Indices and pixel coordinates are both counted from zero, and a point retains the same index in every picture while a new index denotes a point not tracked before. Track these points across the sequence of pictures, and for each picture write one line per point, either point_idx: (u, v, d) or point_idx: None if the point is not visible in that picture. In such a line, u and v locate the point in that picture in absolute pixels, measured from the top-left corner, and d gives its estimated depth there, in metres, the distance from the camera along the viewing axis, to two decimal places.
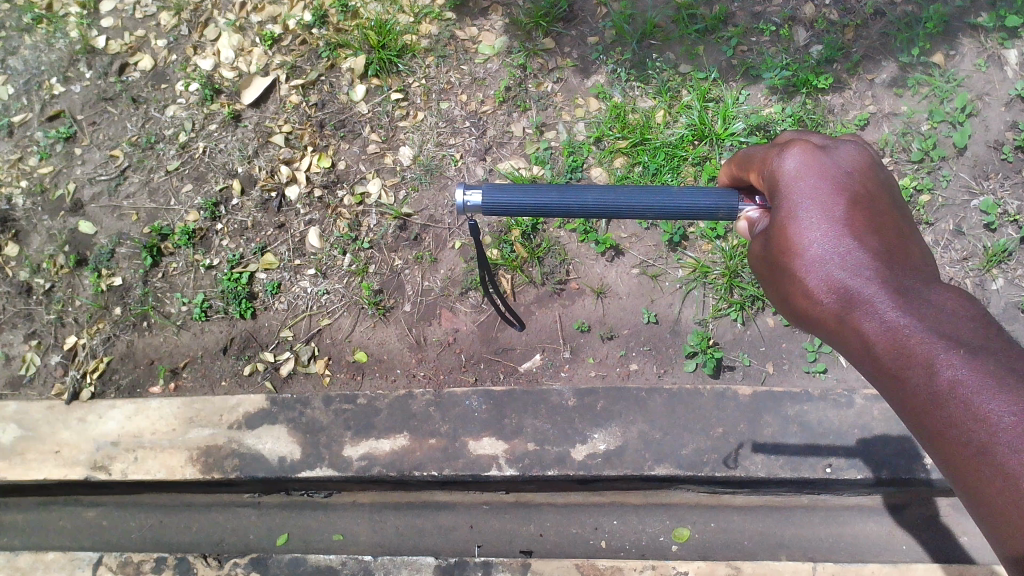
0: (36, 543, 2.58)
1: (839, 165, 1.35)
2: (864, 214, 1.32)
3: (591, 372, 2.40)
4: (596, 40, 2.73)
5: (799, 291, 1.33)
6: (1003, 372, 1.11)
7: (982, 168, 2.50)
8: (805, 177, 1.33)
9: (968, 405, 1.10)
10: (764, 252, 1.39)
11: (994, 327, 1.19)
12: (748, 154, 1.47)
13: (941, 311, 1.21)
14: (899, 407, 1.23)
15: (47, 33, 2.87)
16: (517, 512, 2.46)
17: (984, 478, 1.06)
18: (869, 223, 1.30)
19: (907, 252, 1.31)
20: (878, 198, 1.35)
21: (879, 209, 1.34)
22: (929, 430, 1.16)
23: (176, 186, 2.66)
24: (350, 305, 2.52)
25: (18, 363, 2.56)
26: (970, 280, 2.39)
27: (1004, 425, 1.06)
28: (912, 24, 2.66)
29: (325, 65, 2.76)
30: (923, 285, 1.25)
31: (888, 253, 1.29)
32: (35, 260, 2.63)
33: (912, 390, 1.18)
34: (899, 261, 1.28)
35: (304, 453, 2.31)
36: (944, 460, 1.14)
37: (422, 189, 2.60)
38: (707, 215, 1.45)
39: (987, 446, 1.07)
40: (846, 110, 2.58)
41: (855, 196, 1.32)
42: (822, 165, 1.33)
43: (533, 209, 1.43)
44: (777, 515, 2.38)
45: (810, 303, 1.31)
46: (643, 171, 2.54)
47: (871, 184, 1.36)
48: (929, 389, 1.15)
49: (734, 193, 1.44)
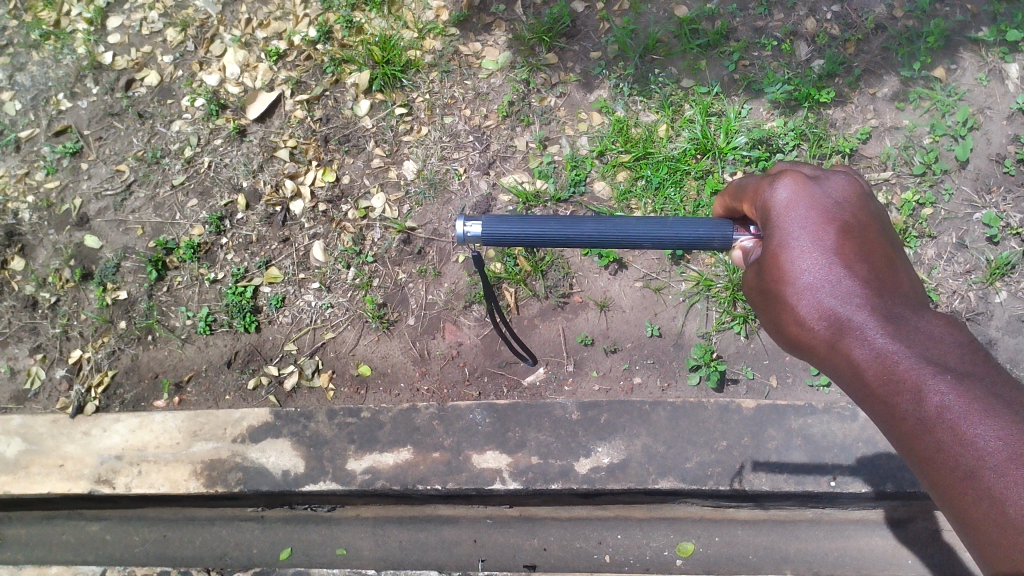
0: (40, 557, 2.58)
1: (831, 195, 1.36)
2: (855, 242, 1.32)
3: (595, 386, 2.40)
4: (599, 55, 2.74)
5: (790, 318, 1.34)
6: (990, 398, 1.12)
7: (984, 182, 2.51)
8: (797, 206, 1.34)
9: (955, 430, 1.11)
10: (757, 280, 1.40)
11: (981, 353, 1.21)
12: (741, 184, 1.49)
13: (930, 338, 1.22)
14: (890, 433, 1.23)
15: (54, 49, 2.90)
16: (521, 526, 2.46)
17: (972, 502, 1.07)
18: (859, 250, 1.31)
19: (897, 280, 1.32)
20: (869, 226, 1.36)
21: (871, 238, 1.35)
22: (920, 455, 1.16)
23: (182, 201, 2.68)
24: (354, 319, 2.52)
25: (23, 377, 2.57)
26: (973, 293, 2.39)
27: (989, 449, 1.07)
28: (914, 38, 2.67)
29: (329, 80, 2.78)
30: (911, 313, 1.26)
31: (879, 280, 1.29)
32: (41, 274, 2.65)
33: (902, 416, 1.18)
34: (889, 288, 1.29)
35: (308, 466, 2.31)
36: (934, 485, 1.15)
37: (426, 203, 2.62)
38: (702, 245, 1.47)
39: (975, 470, 1.07)
40: (847, 124, 2.59)
41: (847, 224, 1.33)
42: (813, 195, 1.34)
43: (534, 239, 1.41)
44: (782, 529, 2.37)
45: (802, 330, 1.32)
46: (646, 185, 2.55)
47: (862, 212, 1.38)
48: (918, 414, 1.16)
49: (728, 224, 1.47)
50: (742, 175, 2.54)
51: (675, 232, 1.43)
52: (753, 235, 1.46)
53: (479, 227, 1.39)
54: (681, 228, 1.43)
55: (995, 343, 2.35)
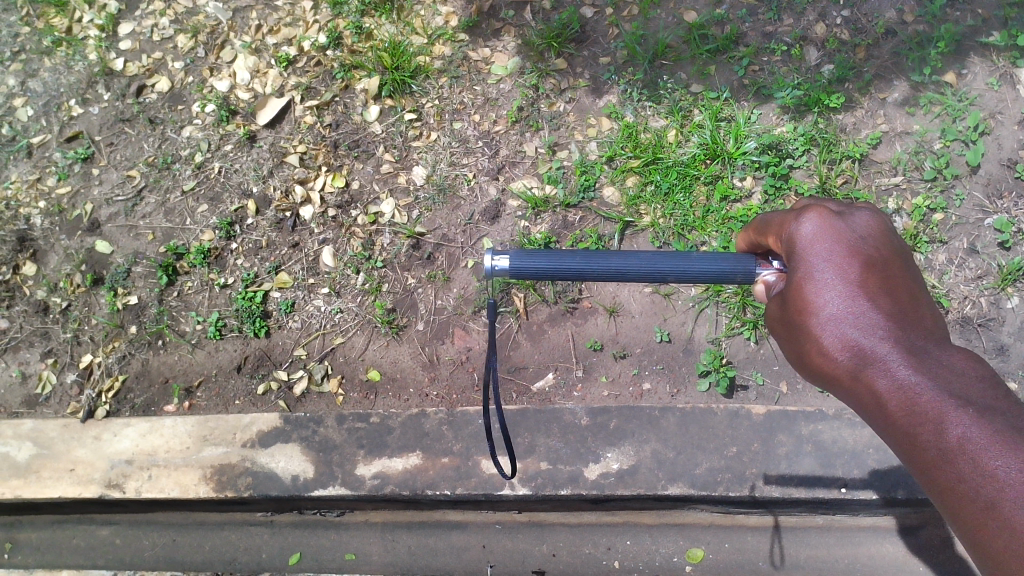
0: (51, 561, 2.59)
1: (855, 228, 1.37)
2: (879, 275, 1.34)
3: (604, 391, 2.40)
4: (608, 61, 2.75)
5: (812, 348, 1.34)
6: (1010, 434, 1.16)
7: (995, 187, 2.50)
8: (823, 239, 1.35)
9: (977, 464, 1.15)
10: (779, 310, 1.42)
11: (1001, 388, 1.24)
12: (766, 219, 1.50)
13: (951, 372, 1.25)
14: (908, 462, 1.25)
15: (66, 56, 2.92)
16: (530, 532, 2.45)
17: (992, 533, 1.11)
18: (883, 284, 1.33)
19: (918, 312, 1.34)
20: (891, 259, 1.38)
21: (894, 272, 1.36)
22: (939, 485, 1.19)
23: (192, 206, 2.69)
24: (363, 324, 2.53)
25: (34, 382, 2.58)
26: (985, 299, 2.38)
27: (1011, 483, 1.11)
28: (924, 43, 2.66)
29: (339, 86, 2.79)
30: (933, 346, 1.28)
31: (902, 313, 1.31)
32: (53, 279, 2.66)
33: (923, 447, 1.21)
34: (911, 321, 1.31)
35: (318, 471, 2.31)
36: (951, 513, 1.18)
37: (435, 209, 2.62)
38: (726, 279, 1.46)
39: (996, 502, 1.11)
40: (858, 129, 2.59)
41: (871, 257, 1.35)
42: (838, 229, 1.35)
43: (560, 272, 1.43)
44: (793, 536, 2.36)
45: (823, 360, 1.33)
46: (655, 190, 2.55)
47: (887, 245, 1.38)
48: (940, 446, 1.19)
49: (751, 258, 1.46)
50: (751, 180, 2.54)
51: (699, 266, 1.44)
52: (776, 270, 1.46)
53: (507, 261, 1.41)
54: (704, 262, 1.44)
55: (1008, 349, 2.34)
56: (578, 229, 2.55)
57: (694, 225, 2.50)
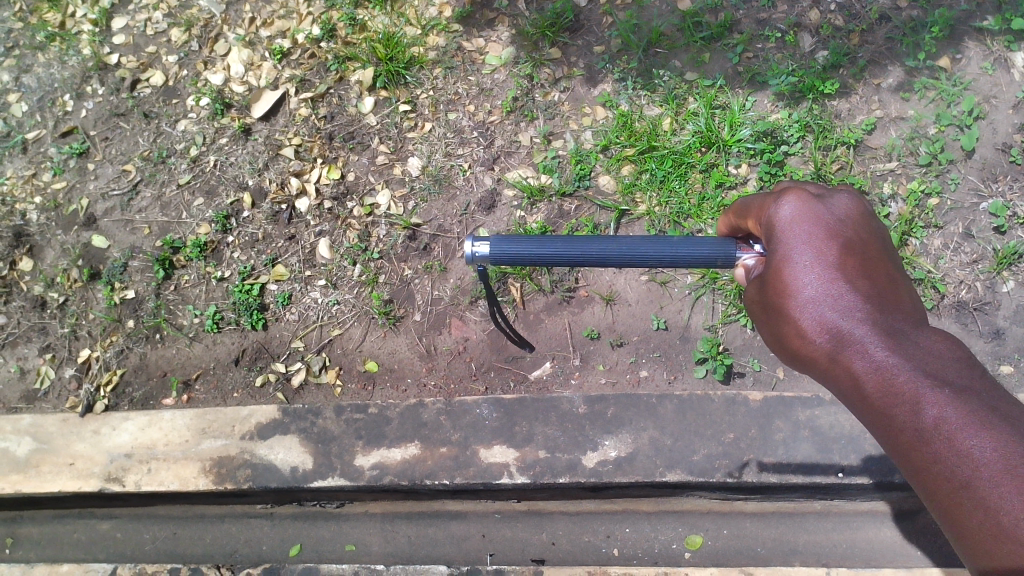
0: (52, 555, 2.60)
1: (834, 212, 1.38)
2: (858, 259, 1.34)
3: (601, 380, 2.41)
4: (603, 49, 2.74)
5: (792, 332, 1.35)
6: (986, 412, 1.15)
7: (991, 171, 2.50)
8: (801, 223, 1.36)
9: (952, 442, 1.15)
10: (759, 295, 1.43)
11: (979, 368, 1.23)
12: (745, 203, 1.50)
13: (929, 352, 1.25)
14: (887, 444, 1.26)
15: (60, 51, 2.91)
16: (529, 521, 2.46)
17: (967, 511, 1.11)
18: (861, 267, 1.33)
19: (898, 296, 1.34)
20: (870, 243, 1.38)
21: (873, 255, 1.37)
22: (916, 465, 1.20)
23: (188, 200, 2.69)
24: (360, 315, 2.53)
25: (32, 377, 2.59)
26: (980, 283, 2.38)
27: (985, 460, 1.10)
28: (918, 29, 2.66)
29: (334, 78, 2.79)
30: (911, 328, 1.29)
31: (880, 295, 1.32)
32: (50, 274, 2.66)
33: (900, 428, 1.21)
34: (890, 304, 1.31)
35: (316, 462, 2.32)
36: (928, 494, 1.18)
37: (430, 199, 2.62)
38: (706, 263, 1.52)
39: (971, 480, 1.11)
40: (852, 115, 2.59)
41: (849, 241, 1.36)
42: (817, 212, 1.37)
43: (541, 257, 1.54)
44: (791, 522, 2.37)
45: (803, 344, 1.34)
46: (651, 178, 2.55)
47: (865, 230, 1.39)
48: (916, 427, 1.19)
49: (731, 242, 1.51)
50: (746, 167, 2.54)
51: (678, 251, 1.51)
52: (755, 254, 1.50)
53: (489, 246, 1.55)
54: (682, 247, 1.50)
55: (1004, 333, 2.34)
56: (573, 219, 2.55)
57: (689, 213, 2.50)
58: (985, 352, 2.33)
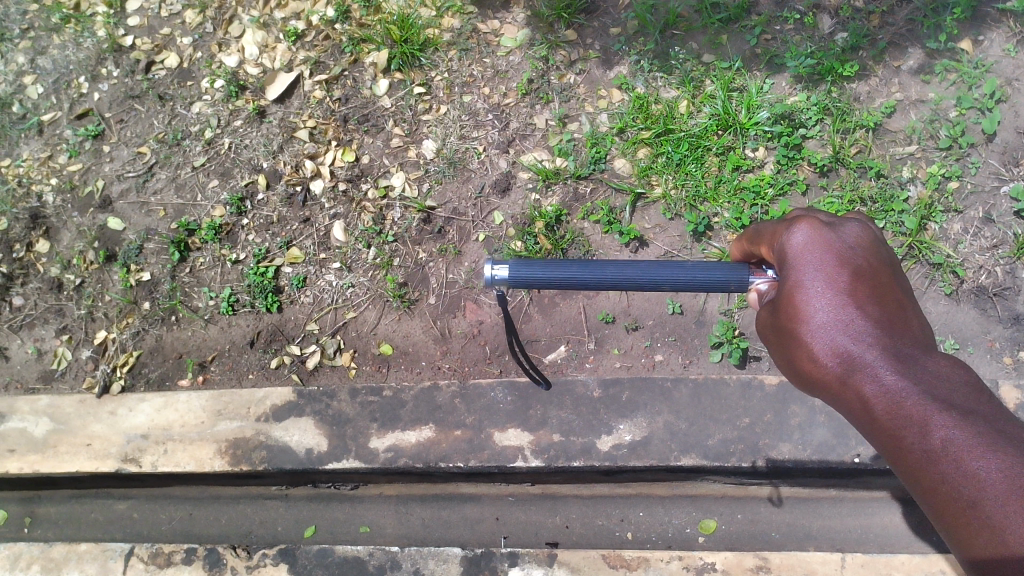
0: (69, 535, 2.62)
1: (846, 239, 1.37)
2: (867, 285, 1.33)
3: (616, 363, 2.40)
4: (619, 31, 2.72)
5: (803, 354, 1.35)
6: (993, 436, 1.16)
7: (1012, 155, 2.47)
8: (813, 250, 1.34)
9: (959, 464, 1.15)
10: (770, 319, 1.42)
11: (985, 394, 1.24)
12: (757, 229, 1.52)
13: (937, 376, 1.25)
14: (895, 466, 1.26)
15: (74, 32, 2.90)
16: (543, 504, 2.46)
17: (974, 531, 1.11)
18: (871, 294, 1.32)
19: (907, 323, 1.34)
20: (880, 270, 1.37)
21: (882, 282, 1.36)
22: (923, 485, 1.20)
23: (203, 182, 2.69)
24: (375, 298, 2.53)
25: (50, 358, 2.61)
26: (1000, 268, 2.36)
27: (992, 482, 1.10)
28: (939, 10, 2.62)
29: (348, 60, 2.78)
30: (920, 353, 1.29)
31: (890, 321, 1.31)
32: (66, 256, 2.67)
33: (907, 449, 1.21)
34: (898, 329, 1.31)
35: (331, 445, 2.33)
36: (935, 514, 1.19)
37: (445, 182, 2.61)
38: (719, 287, 1.51)
39: (977, 501, 1.11)
40: (872, 97, 2.56)
41: (860, 268, 1.34)
42: (830, 238, 1.35)
43: (557, 280, 1.51)
44: (806, 507, 2.36)
45: (814, 367, 1.33)
46: (667, 161, 2.52)
47: (875, 257, 1.38)
48: (924, 448, 1.19)
49: (745, 266, 1.49)
50: (764, 150, 2.52)
51: (695, 275, 1.49)
52: (768, 278, 1.49)
53: (506, 270, 1.49)
54: (697, 270, 1.49)
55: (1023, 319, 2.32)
56: (589, 202, 2.54)
57: (705, 197, 2.48)
58: (1005, 338, 2.32)
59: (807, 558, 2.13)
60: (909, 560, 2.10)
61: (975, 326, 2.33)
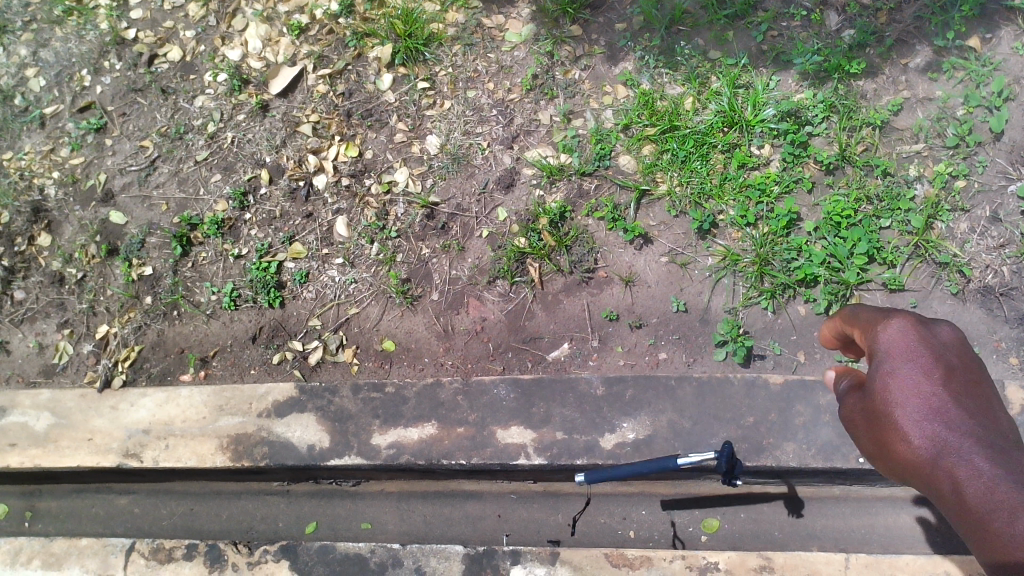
0: (70, 529, 2.62)
1: (939, 336, 1.35)
2: (964, 379, 1.30)
3: (620, 361, 2.39)
4: (624, 27, 2.70)
5: (896, 441, 1.29)
6: None
7: (1019, 154, 2.45)
8: (908, 340, 1.33)
9: None
10: (859, 407, 1.38)
11: None
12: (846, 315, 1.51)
13: None
14: (985, 561, 1.16)
15: (77, 25, 2.89)
16: (545, 501, 2.45)
17: None
18: (967, 387, 1.29)
19: (1002, 421, 1.28)
20: (975, 368, 1.34)
21: (978, 381, 1.32)
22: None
23: (205, 176, 2.68)
24: (378, 295, 2.52)
25: (51, 352, 2.60)
26: (1007, 268, 2.35)
27: None
28: (947, 8, 2.60)
29: (352, 54, 2.76)
30: (1015, 448, 1.22)
31: (988, 416, 1.26)
32: (68, 250, 2.66)
33: (995, 537, 1.13)
34: (995, 426, 1.25)
35: (334, 441, 2.32)
36: None
37: (449, 177, 2.60)
38: None
39: None
40: (878, 95, 2.54)
41: (954, 362, 1.32)
42: (922, 333, 1.34)
43: None
44: (810, 507, 2.35)
45: (906, 453, 1.27)
46: (672, 158, 2.50)
47: (967, 354, 1.35)
48: (1013, 538, 1.10)
49: None
50: (769, 148, 2.50)
51: None
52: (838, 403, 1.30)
53: None
54: None
55: None
56: (593, 199, 2.52)
57: (711, 194, 2.46)
58: (1011, 338, 2.30)
59: (810, 558, 2.12)
60: (913, 561, 2.08)
61: (981, 325, 2.32)
